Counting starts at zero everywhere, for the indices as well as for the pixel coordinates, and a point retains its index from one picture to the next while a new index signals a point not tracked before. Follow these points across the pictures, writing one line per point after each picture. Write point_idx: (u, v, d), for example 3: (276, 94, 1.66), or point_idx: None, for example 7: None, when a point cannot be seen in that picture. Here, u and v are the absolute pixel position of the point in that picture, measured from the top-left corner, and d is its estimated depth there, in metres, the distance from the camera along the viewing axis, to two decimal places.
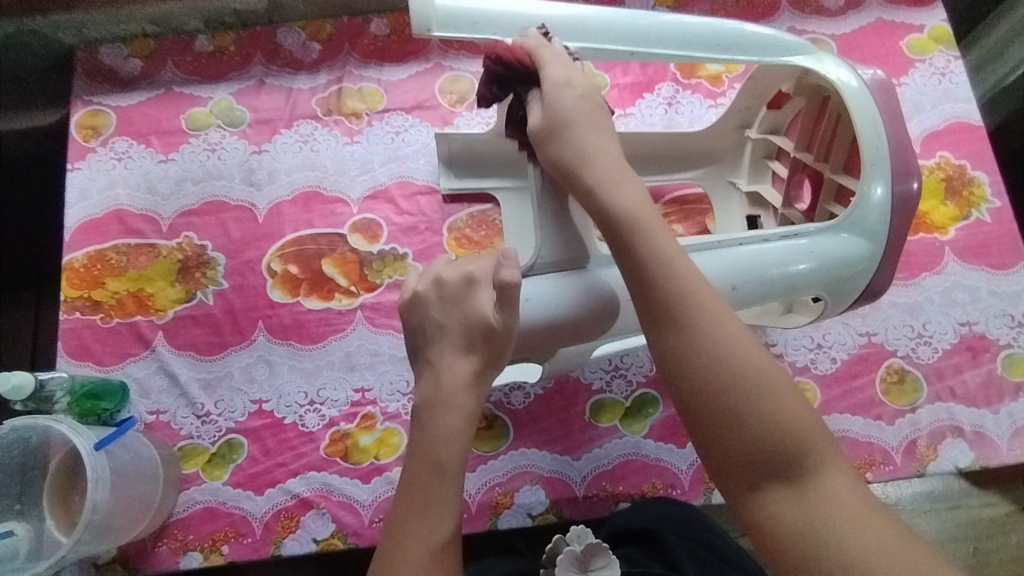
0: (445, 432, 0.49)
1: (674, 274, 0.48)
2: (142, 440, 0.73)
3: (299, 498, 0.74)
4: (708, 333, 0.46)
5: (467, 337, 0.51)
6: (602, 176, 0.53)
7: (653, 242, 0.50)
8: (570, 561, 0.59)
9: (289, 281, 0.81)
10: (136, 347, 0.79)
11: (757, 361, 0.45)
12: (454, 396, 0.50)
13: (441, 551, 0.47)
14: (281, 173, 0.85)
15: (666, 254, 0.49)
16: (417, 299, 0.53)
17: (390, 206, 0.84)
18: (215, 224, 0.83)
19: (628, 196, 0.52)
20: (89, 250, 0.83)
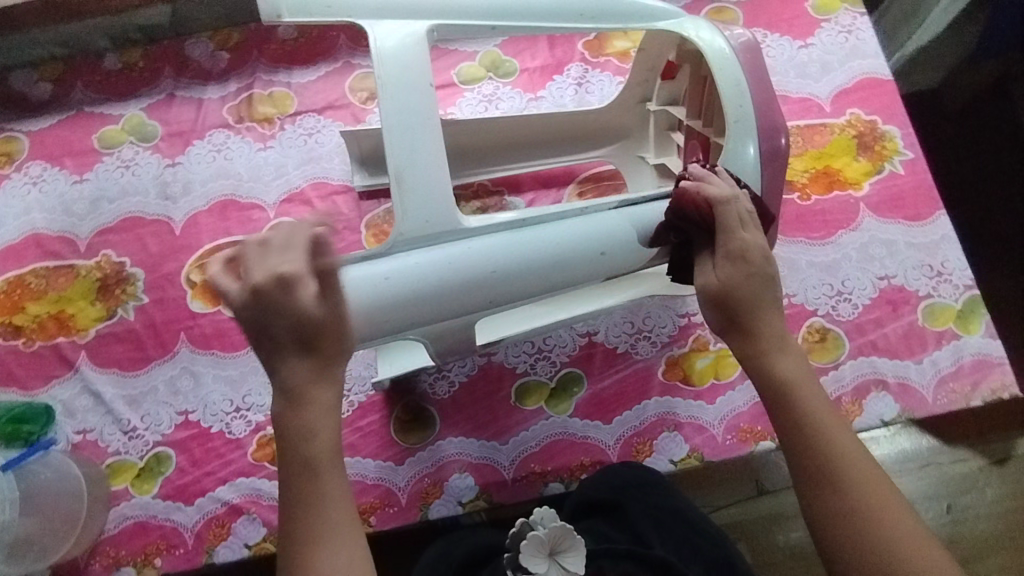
0: (319, 432, 0.48)
1: (799, 381, 0.49)
2: (65, 459, 0.73)
3: (229, 505, 0.74)
4: (836, 449, 0.47)
5: (297, 337, 0.47)
6: (758, 279, 0.52)
7: (783, 359, 0.50)
8: (538, 548, 0.54)
9: (208, 291, 0.81)
10: (59, 368, 0.79)
11: (844, 437, 0.48)
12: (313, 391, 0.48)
13: (339, 542, 0.47)
14: (197, 184, 0.86)
15: (807, 379, 0.50)
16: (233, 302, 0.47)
17: (306, 208, 0.84)
18: (133, 240, 0.84)
19: (773, 328, 0.51)
20: (8, 276, 0.83)
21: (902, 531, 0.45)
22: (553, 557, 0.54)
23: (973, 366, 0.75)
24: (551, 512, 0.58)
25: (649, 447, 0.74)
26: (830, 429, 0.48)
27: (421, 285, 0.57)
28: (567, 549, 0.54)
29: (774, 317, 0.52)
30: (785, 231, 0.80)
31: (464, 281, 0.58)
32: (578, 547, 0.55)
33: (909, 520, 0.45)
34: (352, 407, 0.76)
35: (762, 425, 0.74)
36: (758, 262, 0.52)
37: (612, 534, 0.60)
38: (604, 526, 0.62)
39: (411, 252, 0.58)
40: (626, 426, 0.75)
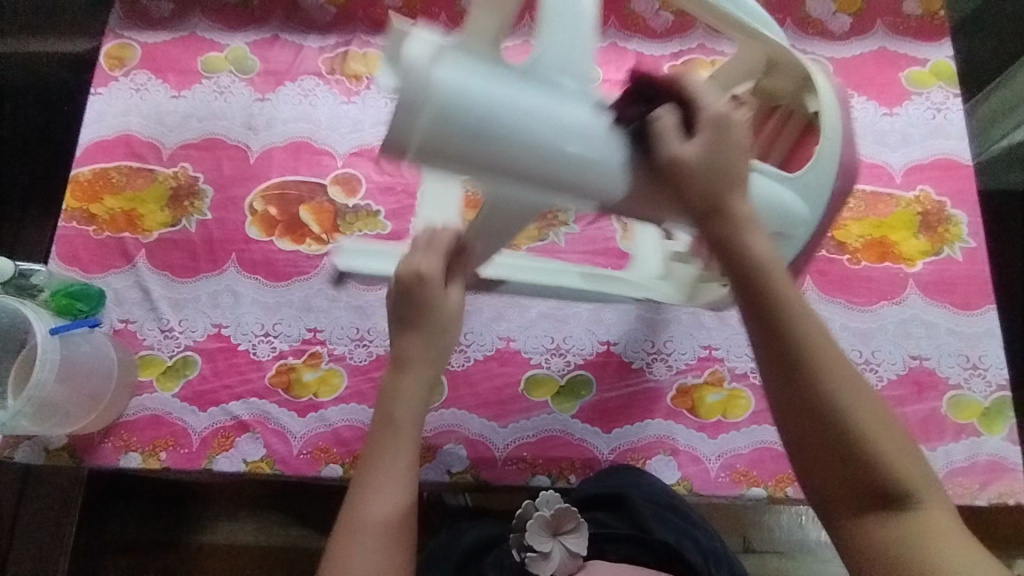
0: (406, 406, 0.59)
1: (773, 268, 0.52)
2: (105, 342, 0.78)
3: (238, 420, 0.78)
4: (813, 355, 0.50)
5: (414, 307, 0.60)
6: (735, 151, 0.53)
7: (755, 244, 0.52)
8: (543, 528, 0.64)
9: (266, 221, 0.87)
10: (119, 260, 0.85)
11: (829, 339, 0.51)
12: (404, 382, 0.60)
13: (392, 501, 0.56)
14: (278, 121, 0.91)
15: (787, 287, 0.52)
16: (392, 290, 0.60)
17: (372, 165, 0.89)
18: (211, 160, 0.90)
19: (755, 238, 0.52)
20: (95, 167, 0.90)
21: (868, 431, 0.49)
22: (556, 536, 0.65)
23: (986, 467, 0.73)
24: (555, 495, 0.67)
25: (642, 464, 0.75)
26: (816, 331, 0.51)
27: (486, 136, 0.48)
28: (568, 530, 0.65)
29: (745, 211, 0.53)
30: (826, 289, 0.80)
31: (544, 158, 0.51)
32: (578, 530, 0.65)
33: (887, 414, 0.51)
34: (370, 356, 0.81)
35: (758, 471, 0.74)
36: (729, 146, 0.52)
37: (616, 522, 0.70)
38: (610, 516, 0.70)
39: (495, 84, 0.48)
40: (623, 438, 0.76)
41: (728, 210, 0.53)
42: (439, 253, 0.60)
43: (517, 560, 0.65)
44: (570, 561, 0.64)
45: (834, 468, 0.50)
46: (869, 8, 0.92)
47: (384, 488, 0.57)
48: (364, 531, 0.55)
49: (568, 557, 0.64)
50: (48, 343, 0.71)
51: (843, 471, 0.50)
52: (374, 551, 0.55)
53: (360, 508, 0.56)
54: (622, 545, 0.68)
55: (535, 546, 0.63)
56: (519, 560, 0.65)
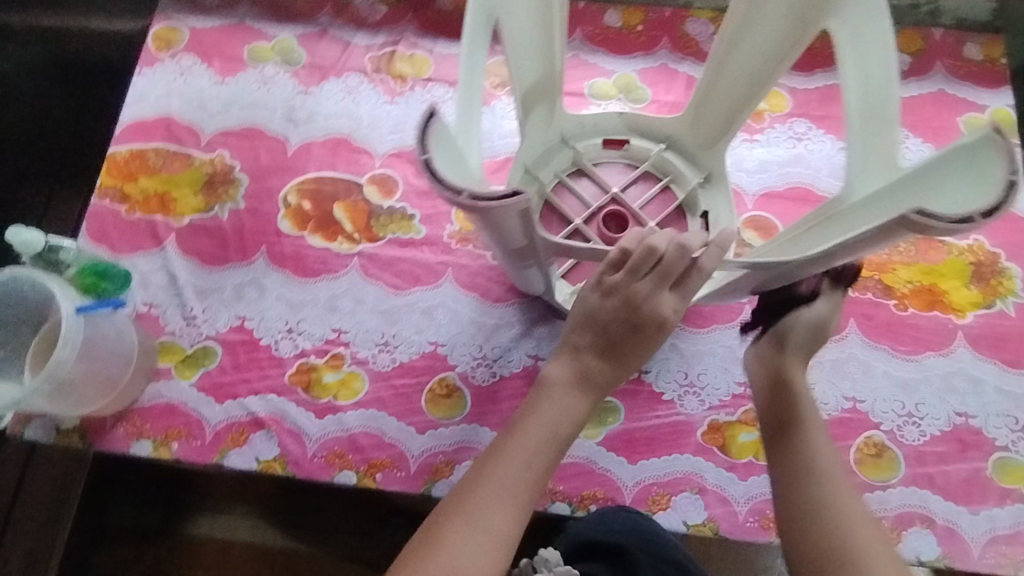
0: (542, 428, 0.58)
1: (811, 420, 0.64)
2: (128, 325, 0.76)
3: (253, 416, 0.76)
4: (818, 467, 0.59)
5: (634, 322, 0.59)
6: (806, 345, 0.69)
7: (799, 403, 0.65)
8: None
9: (298, 215, 0.85)
10: (148, 242, 0.84)
11: (849, 479, 0.59)
12: (569, 395, 0.60)
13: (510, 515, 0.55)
14: (319, 116, 0.90)
15: (808, 416, 0.64)
16: (608, 299, 0.59)
17: (410, 167, 0.87)
18: (248, 149, 0.89)
19: (794, 374, 0.67)
20: (132, 147, 0.89)
21: (870, 535, 0.55)
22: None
23: None
24: (556, 554, 0.62)
25: (666, 501, 0.72)
26: (833, 467, 0.60)
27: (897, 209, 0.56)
28: None
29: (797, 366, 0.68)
30: (871, 334, 0.77)
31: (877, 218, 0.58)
32: None
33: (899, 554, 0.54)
34: (394, 363, 0.78)
35: None
36: (821, 341, 0.70)
37: None
38: (604, 572, 0.64)
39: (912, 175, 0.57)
40: (648, 471, 0.73)
41: (784, 370, 0.67)
42: (685, 294, 0.60)
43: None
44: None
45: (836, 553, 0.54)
46: (929, 49, 0.90)
47: (484, 511, 0.54)
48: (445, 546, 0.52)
49: None
50: (73, 321, 0.70)
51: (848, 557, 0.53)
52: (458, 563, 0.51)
53: (446, 529, 0.53)
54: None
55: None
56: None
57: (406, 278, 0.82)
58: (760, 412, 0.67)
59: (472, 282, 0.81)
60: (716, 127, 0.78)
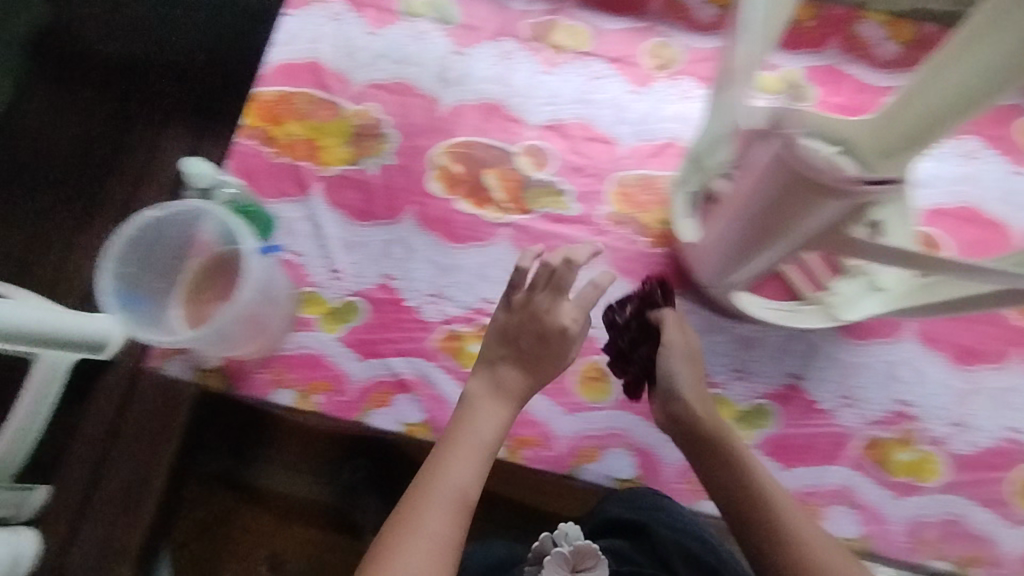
0: (483, 423, 0.62)
1: (768, 482, 0.61)
2: (293, 292, 0.77)
3: (398, 377, 0.75)
4: (783, 521, 0.58)
5: (529, 324, 0.68)
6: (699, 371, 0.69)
7: (744, 466, 0.62)
8: (560, 562, 0.61)
9: (448, 178, 0.83)
10: (293, 189, 0.82)
11: (820, 541, 0.57)
12: (498, 401, 0.65)
13: (450, 534, 0.54)
14: (472, 78, 0.87)
15: (707, 410, 0.66)
16: (522, 312, 0.68)
17: (564, 142, 0.85)
18: (398, 104, 0.86)
19: (680, 372, 0.68)
20: (280, 89, 0.86)
21: (796, 521, 0.58)
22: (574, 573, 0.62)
23: None
24: (577, 531, 0.65)
25: (822, 511, 0.72)
26: (798, 521, 0.59)
27: None
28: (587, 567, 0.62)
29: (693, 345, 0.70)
30: None
31: None
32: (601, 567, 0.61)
33: None
34: None
35: (946, 543, 0.71)
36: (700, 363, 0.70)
37: (632, 557, 0.65)
38: (624, 545, 0.66)
39: None
40: (801, 480, 0.73)
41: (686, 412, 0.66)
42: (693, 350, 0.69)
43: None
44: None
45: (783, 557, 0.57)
46: None
47: (445, 499, 0.55)
48: (414, 535, 0.53)
49: None
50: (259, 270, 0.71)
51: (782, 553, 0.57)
52: (422, 551, 0.52)
53: (409, 516, 0.54)
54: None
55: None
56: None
57: None
58: (709, 483, 0.64)
59: (627, 267, 0.80)
60: (907, 136, 0.60)
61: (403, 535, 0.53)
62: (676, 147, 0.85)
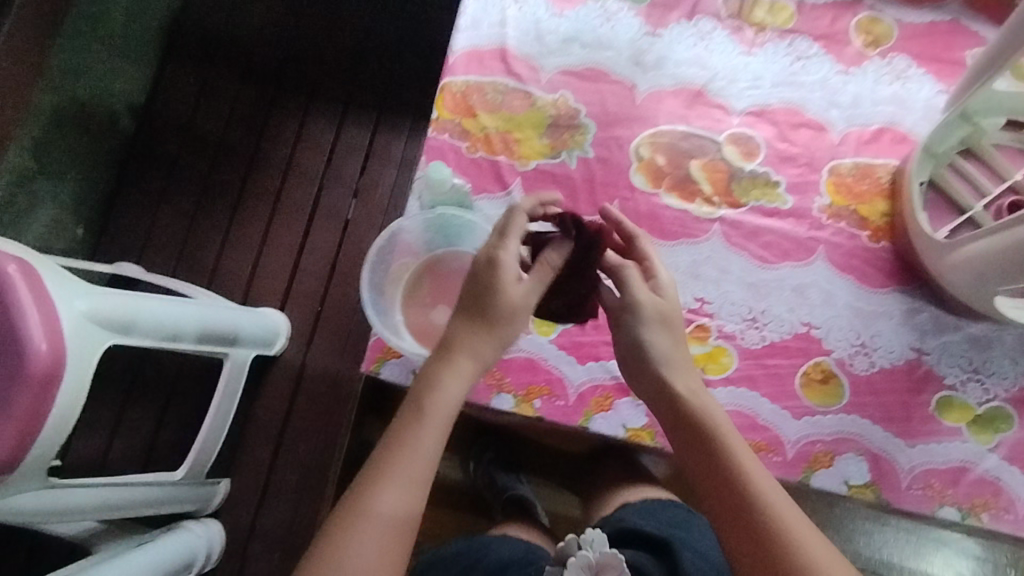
0: (445, 394, 0.61)
1: (722, 430, 0.62)
2: None
3: (618, 381, 0.74)
4: (754, 485, 0.58)
5: (482, 302, 0.62)
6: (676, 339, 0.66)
7: (717, 423, 0.62)
8: (585, 567, 0.68)
9: (653, 170, 0.79)
10: (493, 185, 0.79)
11: (763, 484, 0.58)
12: (455, 370, 0.61)
13: (384, 521, 0.56)
14: (670, 62, 0.82)
15: (692, 389, 0.64)
16: (489, 276, 0.62)
17: (772, 129, 0.80)
18: (593, 92, 0.81)
19: (653, 334, 0.66)
20: (468, 79, 0.82)
21: (777, 505, 0.56)
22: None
23: None
24: (601, 539, 0.70)
25: None
26: (751, 471, 0.59)
27: None
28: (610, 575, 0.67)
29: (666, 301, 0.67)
30: None
31: None
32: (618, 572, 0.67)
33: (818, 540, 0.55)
34: (764, 341, 0.75)
35: None
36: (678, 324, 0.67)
37: (653, 569, 0.72)
38: (646, 555, 0.74)
39: None
40: None
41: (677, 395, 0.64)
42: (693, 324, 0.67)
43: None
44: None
45: (746, 524, 0.56)
46: None
47: (400, 481, 0.57)
48: (371, 522, 0.55)
49: None
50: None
51: (751, 526, 0.56)
52: (378, 534, 0.55)
53: (367, 502, 0.56)
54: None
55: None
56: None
57: (772, 251, 0.77)
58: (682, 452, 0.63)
59: (848, 263, 0.76)
60: None
61: (360, 524, 0.55)
62: (894, 132, 0.79)
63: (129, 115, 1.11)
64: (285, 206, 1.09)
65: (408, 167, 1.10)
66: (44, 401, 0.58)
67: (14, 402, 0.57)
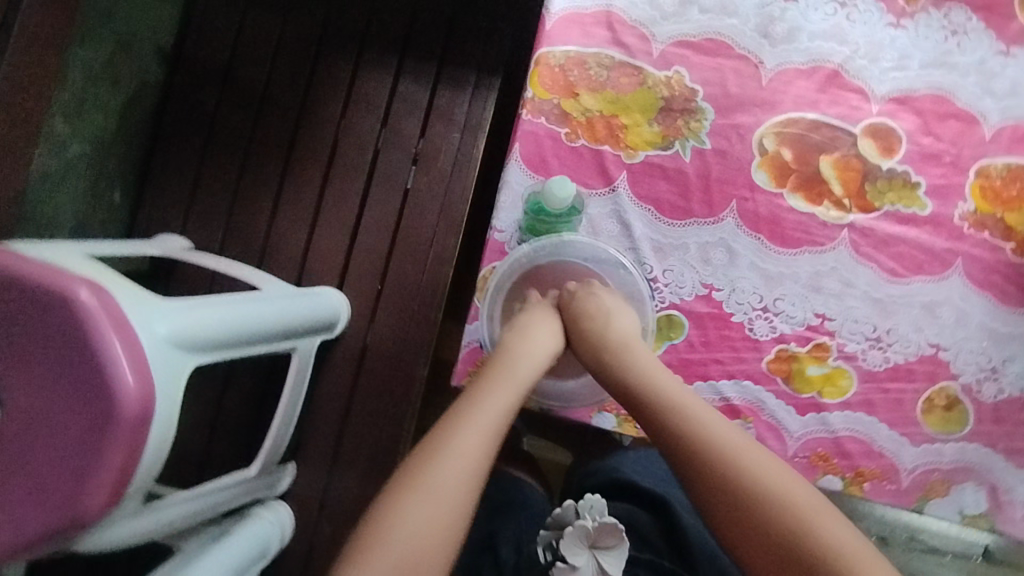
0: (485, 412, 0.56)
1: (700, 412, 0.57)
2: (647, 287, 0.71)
3: (728, 403, 0.69)
4: (744, 462, 0.53)
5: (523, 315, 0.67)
6: (631, 337, 0.64)
7: (686, 403, 0.58)
8: (579, 538, 0.54)
9: (777, 166, 0.70)
10: (595, 179, 0.71)
11: (766, 460, 0.54)
12: (516, 360, 0.61)
13: (439, 495, 0.50)
14: (804, 34, 0.70)
15: (659, 377, 0.61)
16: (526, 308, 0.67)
17: (916, 120, 0.70)
18: (712, 70, 0.71)
19: (620, 347, 0.63)
20: (568, 50, 0.71)
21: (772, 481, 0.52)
22: (592, 549, 0.54)
23: None
24: (601, 504, 0.58)
25: None
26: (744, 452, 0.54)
27: None
28: (607, 546, 0.54)
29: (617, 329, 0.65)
30: None
31: None
32: (621, 547, 0.54)
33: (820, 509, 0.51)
34: (887, 364, 0.69)
35: None
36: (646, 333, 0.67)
37: (652, 539, 0.68)
38: (645, 517, 0.71)
39: None
40: None
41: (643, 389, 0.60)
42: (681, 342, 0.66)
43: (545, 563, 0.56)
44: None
45: (754, 520, 0.51)
46: None
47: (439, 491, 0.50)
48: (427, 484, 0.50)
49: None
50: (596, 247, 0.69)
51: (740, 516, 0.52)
52: (433, 498, 0.49)
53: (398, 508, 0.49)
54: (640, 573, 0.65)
55: (566, 556, 0.53)
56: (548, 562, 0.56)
57: (905, 263, 0.69)
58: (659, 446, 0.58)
59: (986, 280, 0.69)
60: None
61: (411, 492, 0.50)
62: None
63: (159, 64, 0.99)
64: (338, 173, 1.00)
65: (472, 130, 0.99)
66: (138, 440, 0.54)
67: (109, 445, 0.52)
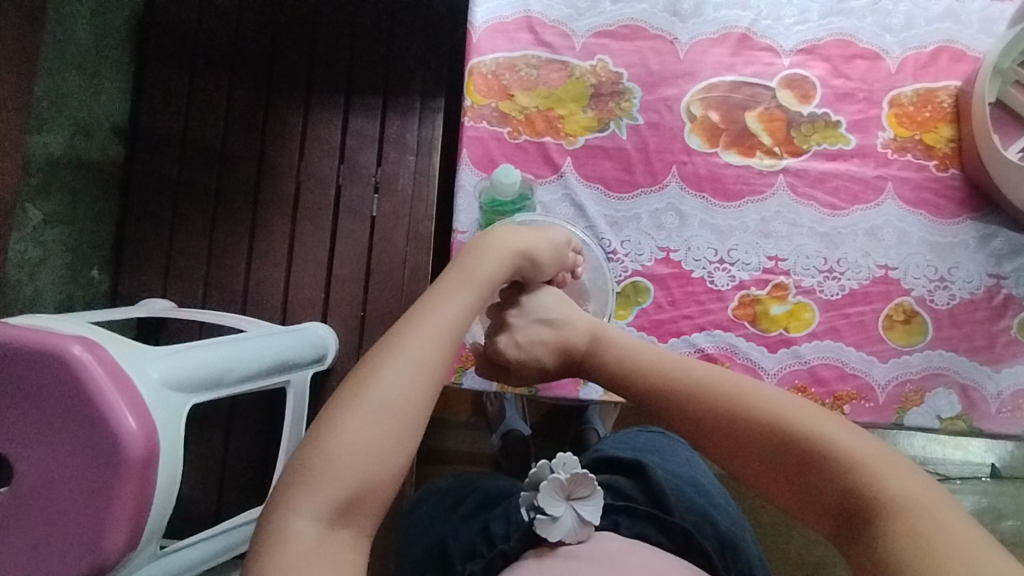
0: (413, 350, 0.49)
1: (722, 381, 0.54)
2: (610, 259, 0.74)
3: (704, 353, 0.73)
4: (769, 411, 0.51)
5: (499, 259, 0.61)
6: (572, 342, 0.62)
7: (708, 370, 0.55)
8: (556, 490, 0.57)
9: (708, 128, 0.75)
10: (544, 169, 0.75)
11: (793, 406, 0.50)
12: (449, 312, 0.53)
13: (368, 437, 0.45)
14: (710, 7, 0.76)
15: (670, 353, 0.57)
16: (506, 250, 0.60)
17: (826, 66, 0.76)
18: (633, 52, 0.76)
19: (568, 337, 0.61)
20: (498, 56, 0.76)
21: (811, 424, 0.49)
22: (569, 500, 0.58)
23: None
24: (573, 458, 0.60)
25: None
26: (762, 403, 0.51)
27: None
28: (583, 496, 0.58)
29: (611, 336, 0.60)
30: None
31: None
32: (595, 497, 0.58)
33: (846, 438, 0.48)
34: (844, 291, 0.73)
35: None
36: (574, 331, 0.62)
37: (632, 493, 0.66)
38: (625, 479, 0.70)
39: None
40: None
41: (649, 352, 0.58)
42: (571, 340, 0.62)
43: (525, 521, 0.58)
44: (581, 528, 0.56)
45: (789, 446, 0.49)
46: None
47: (368, 445, 0.45)
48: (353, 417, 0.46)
49: (579, 525, 0.56)
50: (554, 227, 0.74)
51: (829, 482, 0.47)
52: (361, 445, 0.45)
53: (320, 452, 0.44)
54: (640, 522, 0.61)
55: (545, 508, 0.56)
56: (528, 520, 0.58)
57: (842, 196, 0.74)
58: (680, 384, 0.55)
59: (918, 198, 0.74)
60: None
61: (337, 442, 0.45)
62: (952, 50, 0.75)
63: (117, 141, 1.03)
64: (305, 213, 1.04)
65: (426, 151, 1.04)
66: (147, 482, 0.56)
67: (120, 487, 0.55)
